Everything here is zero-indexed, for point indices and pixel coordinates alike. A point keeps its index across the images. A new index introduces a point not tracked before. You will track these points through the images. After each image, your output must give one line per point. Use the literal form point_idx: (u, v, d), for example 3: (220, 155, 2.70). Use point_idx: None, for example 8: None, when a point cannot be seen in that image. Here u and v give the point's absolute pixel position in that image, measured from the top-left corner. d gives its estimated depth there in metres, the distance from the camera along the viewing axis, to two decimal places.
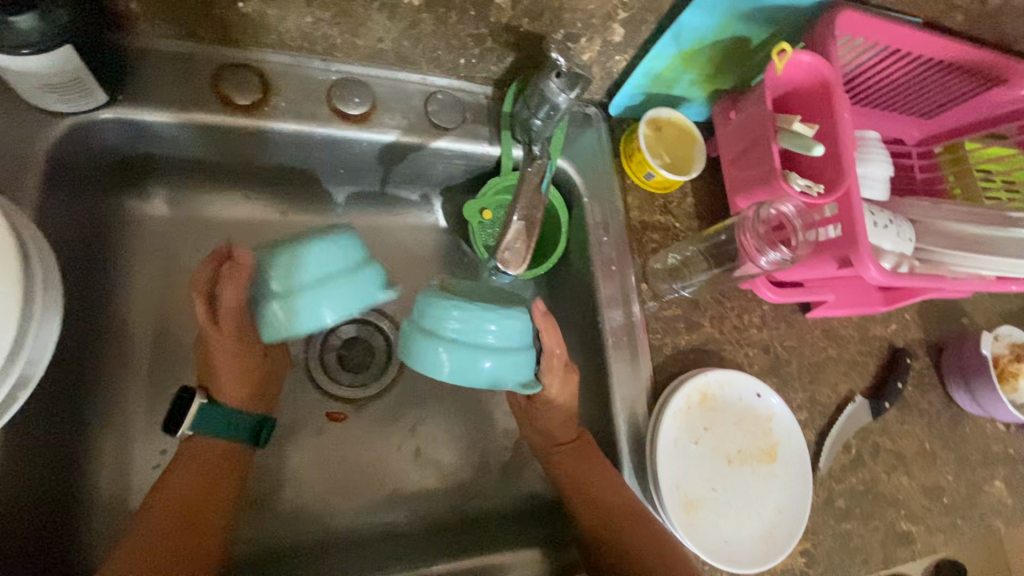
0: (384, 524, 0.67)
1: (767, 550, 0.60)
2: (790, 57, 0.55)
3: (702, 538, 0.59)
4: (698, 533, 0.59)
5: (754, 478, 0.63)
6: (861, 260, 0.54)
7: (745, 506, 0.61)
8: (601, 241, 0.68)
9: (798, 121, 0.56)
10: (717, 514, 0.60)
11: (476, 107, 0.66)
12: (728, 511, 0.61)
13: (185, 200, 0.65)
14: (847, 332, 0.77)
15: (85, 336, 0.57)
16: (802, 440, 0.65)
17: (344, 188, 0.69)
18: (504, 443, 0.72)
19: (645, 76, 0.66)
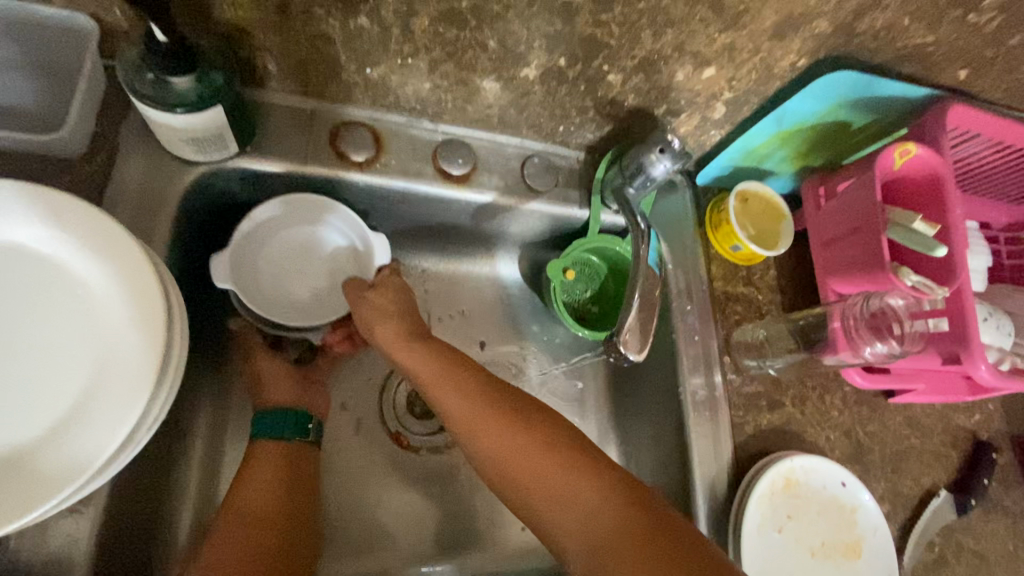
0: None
1: None
2: (911, 154, 0.57)
3: None
4: None
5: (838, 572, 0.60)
6: (971, 359, 0.54)
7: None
8: (685, 310, 0.68)
9: (917, 219, 0.56)
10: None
11: (569, 171, 0.67)
12: None
13: None
14: (929, 419, 0.74)
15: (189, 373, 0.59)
16: (887, 536, 0.62)
17: (432, 237, 0.71)
18: None
19: (739, 151, 0.67)
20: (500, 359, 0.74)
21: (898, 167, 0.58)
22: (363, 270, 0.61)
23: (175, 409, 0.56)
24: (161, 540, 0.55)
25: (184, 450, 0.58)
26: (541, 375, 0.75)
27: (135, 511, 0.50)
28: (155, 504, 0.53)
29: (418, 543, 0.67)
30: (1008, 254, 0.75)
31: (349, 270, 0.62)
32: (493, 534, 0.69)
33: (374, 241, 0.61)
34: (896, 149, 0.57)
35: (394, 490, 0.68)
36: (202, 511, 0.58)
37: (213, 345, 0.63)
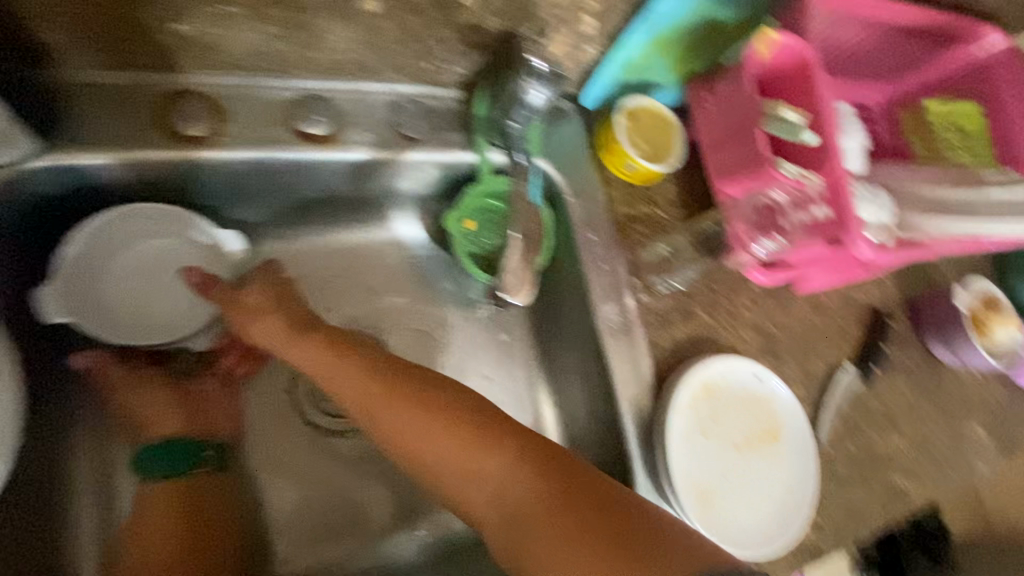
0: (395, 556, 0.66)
1: (780, 529, 0.62)
2: (773, 40, 0.55)
3: (719, 528, 0.60)
4: (715, 524, 0.60)
5: (763, 461, 0.64)
6: (852, 239, 0.55)
7: (759, 489, 0.63)
8: (589, 239, 0.67)
9: (787, 109, 0.56)
10: (732, 502, 0.61)
11: (446, 113, 0.62)
12: (741, 499, 0.62)
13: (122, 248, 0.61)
14: (831, 301, 0.79)
15: (39, 399, 0.55)
16: (803, 418, 0.66)
17: (314, 210, 0.65)
18: None
19: (620, 67, 0.65)
20: (416, 321, 0.72)
21: (767, 57, 0.57)
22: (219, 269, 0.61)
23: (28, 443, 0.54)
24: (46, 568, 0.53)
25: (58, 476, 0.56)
26: (462, 330, 0.74)
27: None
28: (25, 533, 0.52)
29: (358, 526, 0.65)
30: (886, 131, 0.78)
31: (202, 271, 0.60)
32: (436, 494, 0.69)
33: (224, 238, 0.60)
34: (756, 38, 0.55)
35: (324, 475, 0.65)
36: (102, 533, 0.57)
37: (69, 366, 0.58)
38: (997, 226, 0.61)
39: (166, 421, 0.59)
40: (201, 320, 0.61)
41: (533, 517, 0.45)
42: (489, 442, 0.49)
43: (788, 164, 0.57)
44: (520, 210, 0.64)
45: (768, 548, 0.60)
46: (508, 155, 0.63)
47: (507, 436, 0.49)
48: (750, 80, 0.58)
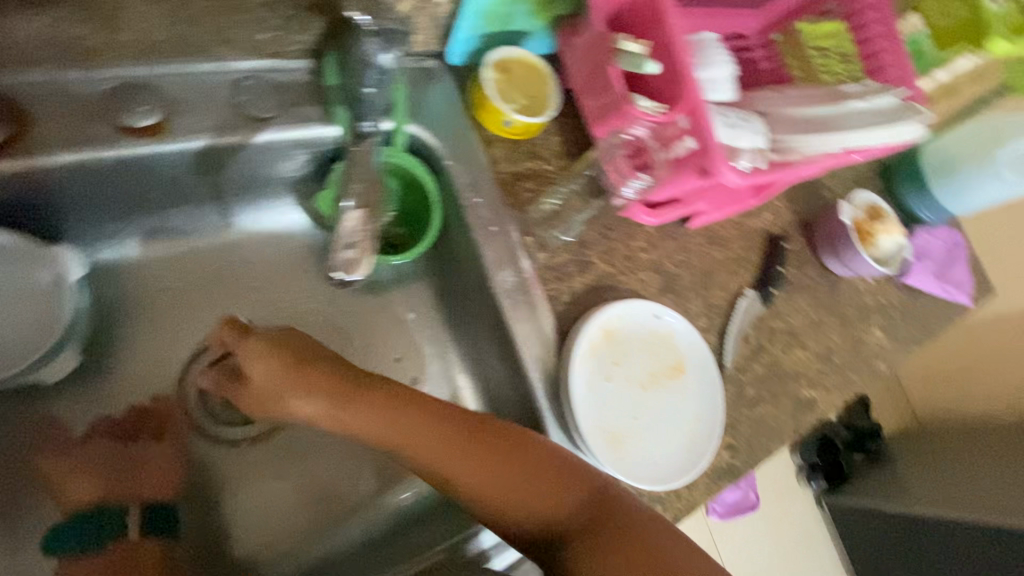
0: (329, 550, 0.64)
1: (693, 457, 0.63)
2: None
3: (632, 467, 0.61)
4: (627, 464, 0.61)
5: (669, 396, 0.66)
6: (717, 167, 0.54)
7: (667, 423, 0.65)
8: (474, 204, 0.65)
9: (628, 40, 0.55)
10: (641, 440, 0.63)
11: (296, 86, 0.57)
12: (651, 434, 0.64)
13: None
14: (726, 233, 0.81)
15: None
16: (706, 348, 0.68)
17: (174, 213, 0.60)
18: None
19: (478, 18, 0.61)
20: (314, 313, 0.69)
21: None
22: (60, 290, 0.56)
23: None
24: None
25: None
26: (366, 316, 0.71)
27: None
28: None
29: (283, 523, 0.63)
30: (763, 57, 0.84)
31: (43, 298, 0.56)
32: (358, 485, 0.66)
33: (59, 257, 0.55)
34: None
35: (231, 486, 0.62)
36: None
37: None
38: (862, 134, 0.63)
39: (86, 487, 0.57)
40: (51, 344, 0.55)
41: (594, 542, 0.51)
42: (539, 476, 0.53)
43: (643, 99, 0.56)
44: (356, 178, 0.56)
45: (685, 480, 0.62)
46: (353, 125, 0.57)
47: (551, 468, 0.53)
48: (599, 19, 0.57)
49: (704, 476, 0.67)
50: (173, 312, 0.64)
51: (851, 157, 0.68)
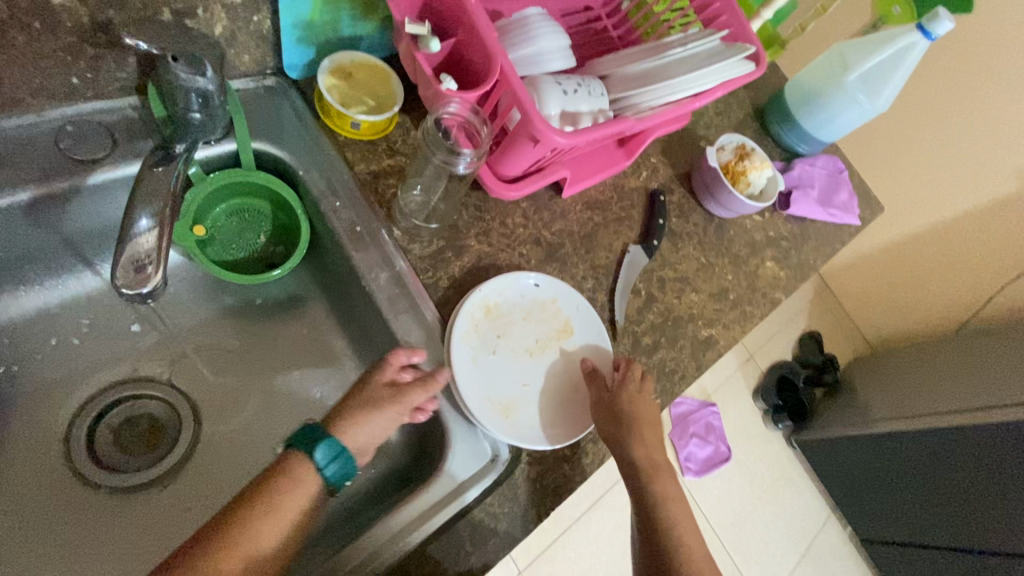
0: None
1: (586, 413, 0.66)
2: None
3: (527, 431, 0.63)
4: (522, 429, 0.63)
5: (560, 359, 0.68)
6: (543, 132, 0.56)
7: (558, 384, 0.67)
8: (335, 208, 0.67)
9: (413, 25, 0.56)
10: (535, 404, 0.65)
11: (124, 124, 0.57)
12: (543, 398, 0.66)
13: None
14: (605, 195, 0.84)
15: None
16: (589, 307, 0.71)
17: (30, 271, 0.60)
18: None
19: (298, 28, 0.63)
20: (203, 343, 0.69)
21: None
22: None
23: None
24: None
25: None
26: (257, 339, 0.70)
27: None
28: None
29: None
30: (613, 26, 0.89)
31: None
32: None
33: None
34: None
35: (125, 535, 0.60)
36: None
37: None
38: (688, 80, 0.68)
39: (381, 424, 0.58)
40: None
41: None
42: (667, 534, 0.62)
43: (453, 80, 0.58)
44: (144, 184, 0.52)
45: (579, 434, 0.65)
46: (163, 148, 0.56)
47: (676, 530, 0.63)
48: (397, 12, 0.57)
49: None
50: (48, 369, 0.63)
51: (691, 103, 0.72)
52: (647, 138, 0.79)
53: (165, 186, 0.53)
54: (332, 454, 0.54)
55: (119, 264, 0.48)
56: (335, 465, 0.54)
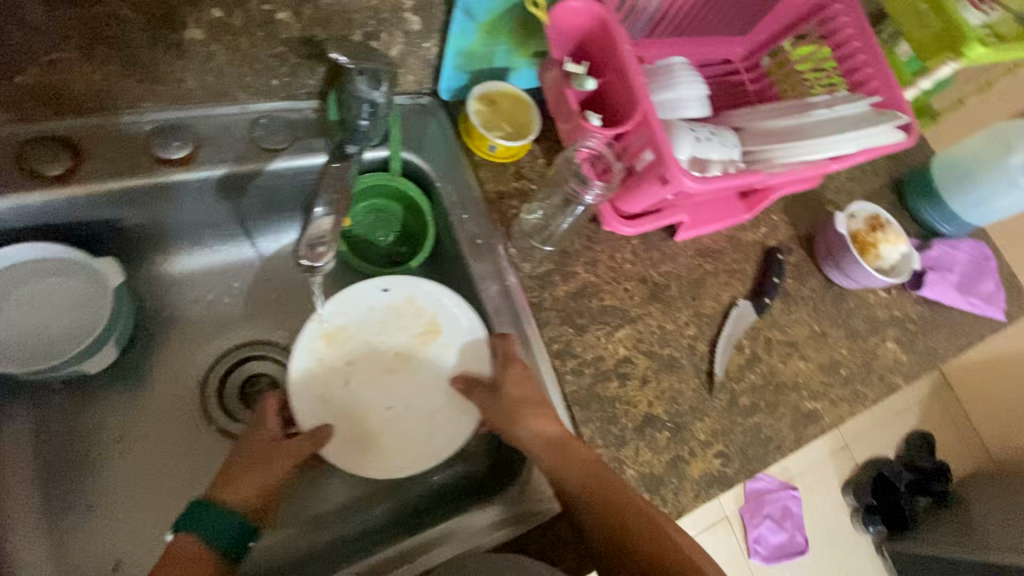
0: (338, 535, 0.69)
1: (464, 411, 0.68)
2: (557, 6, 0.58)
3: (400, 450, 0.66)
4: (396, 450, 0.66)
5: (423, 365, 0.70)
6: (674, 174, 0.57)
7: (432, 390, 0.69)
8: (461, 220, 0.72)
9: (571, 64, 0.61)
10: (404, 421, 0.68)
11: (305, 123, 0.67)
12: (416, 407, 0.69)
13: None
14: (719, 245, 0.82)
15: None
16: (454, 296, 0.69)
17: (206, 234, 0.69)
18: None
19: (459, 57, 0.70)
20: None
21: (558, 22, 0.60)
22: (102, 297, 0.61)
23: None
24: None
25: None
26: None
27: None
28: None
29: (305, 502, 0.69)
30: (750, 81, 0.89)
31: (86, 306, 0.61)
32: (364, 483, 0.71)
33: (103, 266, 0.61)
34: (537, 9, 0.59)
35: None
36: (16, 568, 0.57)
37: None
38: (830, 141, 0.66)
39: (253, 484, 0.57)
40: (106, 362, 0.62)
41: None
42: None
43: (595, 116, 0.61)
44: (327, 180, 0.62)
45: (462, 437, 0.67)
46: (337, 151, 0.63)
47: None
48: (555, 48, 0.62)
49: (692, 481, 0.67)
50: (202, 322, 0.72)
51: (830, 165, 0.71)
52: (774, 194, 0.77)
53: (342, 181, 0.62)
54: (212, 525, 0.53)
55: (304, 241, 0.60)
56: (224, 528, 0.54)
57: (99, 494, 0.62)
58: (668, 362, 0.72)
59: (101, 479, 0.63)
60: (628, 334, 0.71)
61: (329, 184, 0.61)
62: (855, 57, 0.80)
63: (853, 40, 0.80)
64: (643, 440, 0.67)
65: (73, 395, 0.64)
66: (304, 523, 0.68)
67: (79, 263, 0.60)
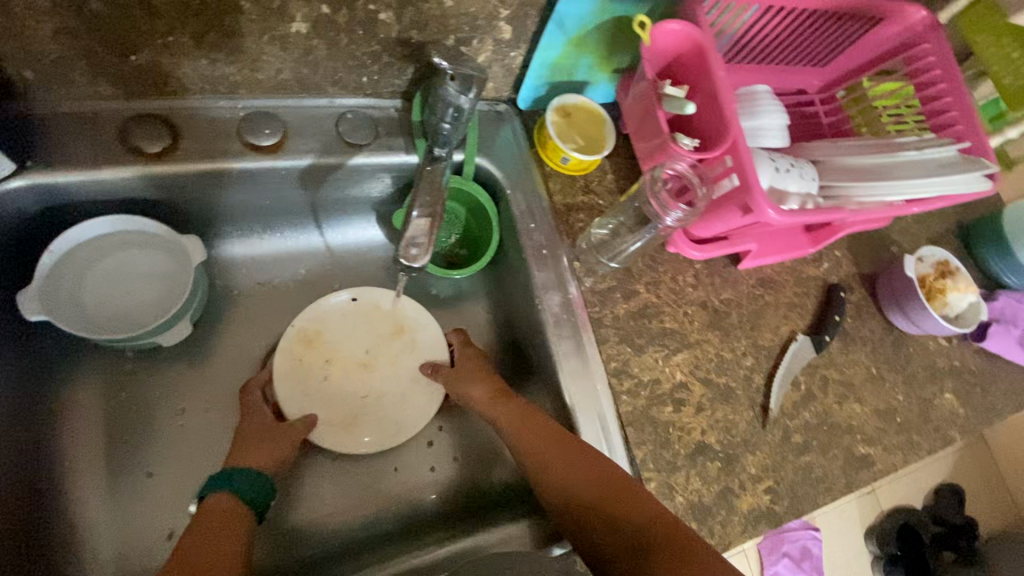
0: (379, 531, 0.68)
1: (434, 394, 0.72)
2: (656, 27, 0.59)
3: (381, 435, 0.70)
4: (376, 435, 0.70)
5: (391, 359, 0.73)
6: (758, 205, 0.57)
7: (404, 379, 0.72)
8: (529, 229, 0.72)
9: (670, 86, 0.61)
10: (382, 410, 0.71)
11: (388, 121, 0.68)
12: (391, 397, 0.71)
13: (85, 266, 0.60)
14: (781, 277, 0.81)
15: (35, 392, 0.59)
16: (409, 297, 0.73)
17: (279, 220, 0.71)
18: (488, 436, 0.74)
19: (543, 67, 0.70)
20: None
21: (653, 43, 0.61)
22: (186, 274, 0.63)
23: (32, 424, 0.58)
24: (52, 539, 0.57)
25: (57, 465, 0.59)
26: None
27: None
28: (27, 507, 0.55)
29: (352, 497, 0.69)
30: (824, 113, 0.88)
31: (169, 281, 0.63)
32: (408, 481, 0.71)
33: (188, 243, 0.62)
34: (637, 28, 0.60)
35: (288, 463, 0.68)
36: (81, 522, 0.59)
37: (62, 356, 0.62)
38: (918, 184, 0.65)
39: (265, 452, 0.60)
40: (183, 336, 0.64)
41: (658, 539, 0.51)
42: None
43: (685, 138, 0.61)
44: (427, 185, 0.61)
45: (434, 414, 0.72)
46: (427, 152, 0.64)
47: None
48: (649, 68, 0.62)
49: (740, 515, 0.66)
50: (264, 306, 0.72)
51: (912, 208, 0.69)
52: (841, 231, 0.74)
53: (436, 184, 0.62)
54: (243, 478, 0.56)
55: (401, 243, 0.59)
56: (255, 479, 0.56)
57: (158, 462, 0.63)
58: (724, 391, 0.71)
59: (158, 451, 0.63)
60: (685, 359, 0.71)
61: (428, 191, 0.60)
62: (941, 100, 0.77)
63: (940, 82, 0.77)
64: (693, 467, 0.66)
65: (140, 365, 0.65)
66: (352, 516, 0.68)
67: (167, 238, 0.62)
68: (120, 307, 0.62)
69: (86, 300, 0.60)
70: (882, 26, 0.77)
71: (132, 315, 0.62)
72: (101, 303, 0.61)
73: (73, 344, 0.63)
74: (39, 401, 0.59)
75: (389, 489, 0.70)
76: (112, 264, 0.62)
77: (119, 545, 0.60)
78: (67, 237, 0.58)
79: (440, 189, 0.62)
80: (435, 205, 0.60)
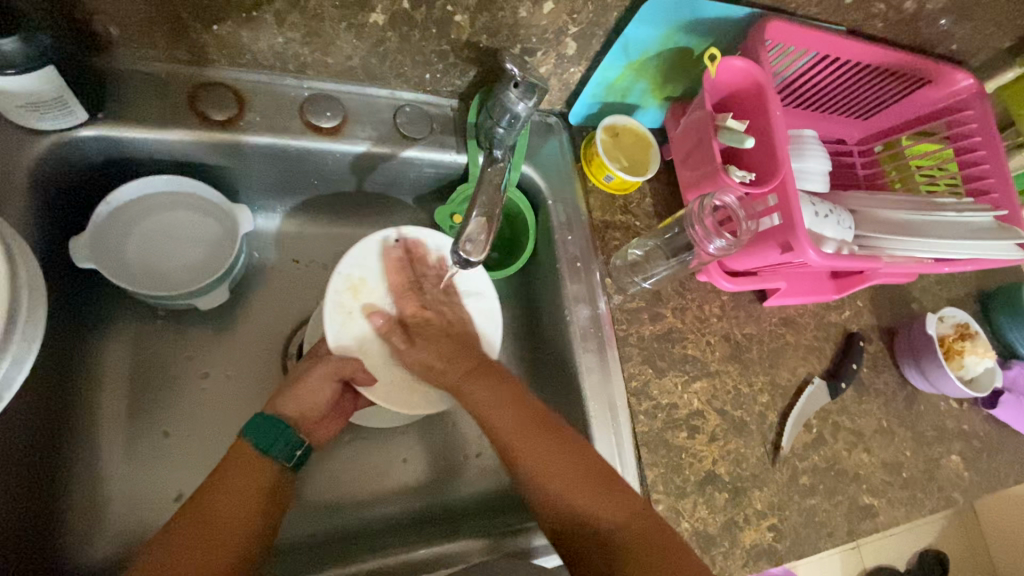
0: (381, 517, 0.69)
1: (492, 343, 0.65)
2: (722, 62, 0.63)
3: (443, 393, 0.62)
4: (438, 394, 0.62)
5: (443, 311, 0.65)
6: (799, 243, 0.60)
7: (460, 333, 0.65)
8: (566, 240, 0.73)
9: (730, 118, 0.64)
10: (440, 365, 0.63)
11: (443, 119, 0.69)
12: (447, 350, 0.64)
13: (136, 222, 0.62)
14: (803, 319, 0.82)
15: (71, 337, 0.60)
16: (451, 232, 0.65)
17: (321, 198, 0.71)
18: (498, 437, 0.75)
19: (599, 86, 0.71)
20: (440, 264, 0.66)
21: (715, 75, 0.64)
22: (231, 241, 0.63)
23: (63, 368, 0.59)
24: (66, 484, 0.58)
25: (80, 411, 0.60)
26: None
27: (20, 447, 0.52)
28: (49, 450, 0.56)
29: (357, 481, 0.69)
30: (861, 165, 0.88)
31: (214, 247, 0.64)
32: (414, 473, 0.72)
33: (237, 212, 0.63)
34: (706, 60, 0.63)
35: None
36: (93, 472, 0.59)
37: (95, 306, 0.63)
38: (952, 245, 0.66)
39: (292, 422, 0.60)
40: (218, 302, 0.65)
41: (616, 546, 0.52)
42: None
43: (737, 171, 0.64)
44: (486, 189, 0.61)
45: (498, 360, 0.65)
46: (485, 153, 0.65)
47: None
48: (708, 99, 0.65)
49: (742, 549, 0.66)
50: (292, 283, 0.72)
51: (944, 267, 0.71)
52: (868, 279, 0.75)
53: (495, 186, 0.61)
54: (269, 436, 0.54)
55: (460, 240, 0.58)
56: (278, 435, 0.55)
57: (174, 423, 0.63)
58: (737, 424, 0.72)
59: (176, 412, 0.64)
60: (704, 387, 0.72)
61: (488, 193, 0.60)
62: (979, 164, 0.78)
63: (980, 147, 0.78)
64: (701, 495, 0.66)
65: (170, 325, 0.66)
66: (356, 499, 0.69)
67: (218, 204, 0.63)
68: (165, 266, 0.63)
69: (133, 254, 0.62)
70: (929, 88, 0.79)
71: (174, 274, 0.63)
72: (146, 260, 0.62)
73: (109, 296, 0.64)
74: (73, 347, 0.60)
75: (393, 477, 0.71)
76: (161, 222, 0.63)
77: (128, 500, 0.60)
78: (124, 192, 0.60)
79: (500, 192, 0.61)
80: (491, 207, 0.60)
